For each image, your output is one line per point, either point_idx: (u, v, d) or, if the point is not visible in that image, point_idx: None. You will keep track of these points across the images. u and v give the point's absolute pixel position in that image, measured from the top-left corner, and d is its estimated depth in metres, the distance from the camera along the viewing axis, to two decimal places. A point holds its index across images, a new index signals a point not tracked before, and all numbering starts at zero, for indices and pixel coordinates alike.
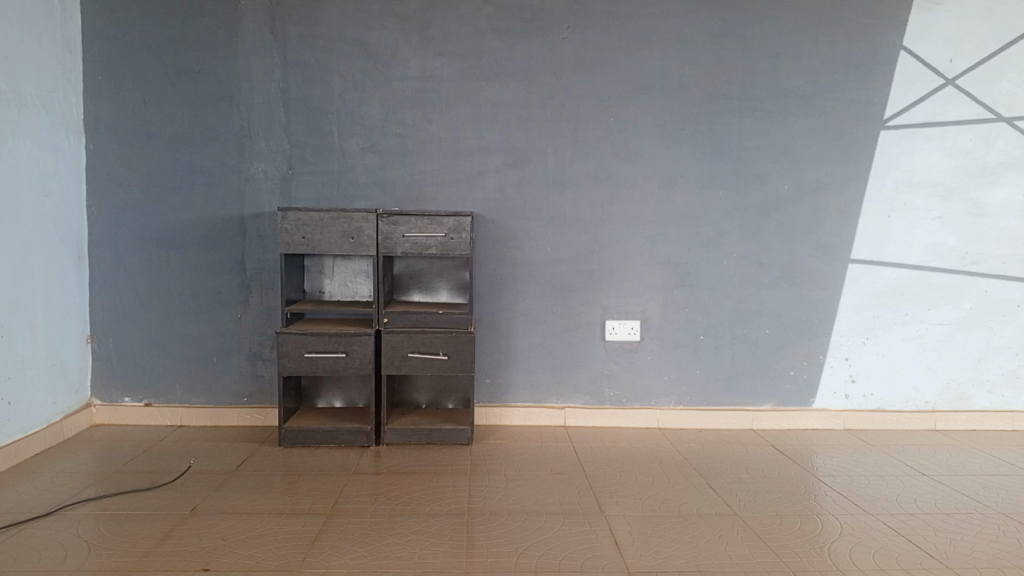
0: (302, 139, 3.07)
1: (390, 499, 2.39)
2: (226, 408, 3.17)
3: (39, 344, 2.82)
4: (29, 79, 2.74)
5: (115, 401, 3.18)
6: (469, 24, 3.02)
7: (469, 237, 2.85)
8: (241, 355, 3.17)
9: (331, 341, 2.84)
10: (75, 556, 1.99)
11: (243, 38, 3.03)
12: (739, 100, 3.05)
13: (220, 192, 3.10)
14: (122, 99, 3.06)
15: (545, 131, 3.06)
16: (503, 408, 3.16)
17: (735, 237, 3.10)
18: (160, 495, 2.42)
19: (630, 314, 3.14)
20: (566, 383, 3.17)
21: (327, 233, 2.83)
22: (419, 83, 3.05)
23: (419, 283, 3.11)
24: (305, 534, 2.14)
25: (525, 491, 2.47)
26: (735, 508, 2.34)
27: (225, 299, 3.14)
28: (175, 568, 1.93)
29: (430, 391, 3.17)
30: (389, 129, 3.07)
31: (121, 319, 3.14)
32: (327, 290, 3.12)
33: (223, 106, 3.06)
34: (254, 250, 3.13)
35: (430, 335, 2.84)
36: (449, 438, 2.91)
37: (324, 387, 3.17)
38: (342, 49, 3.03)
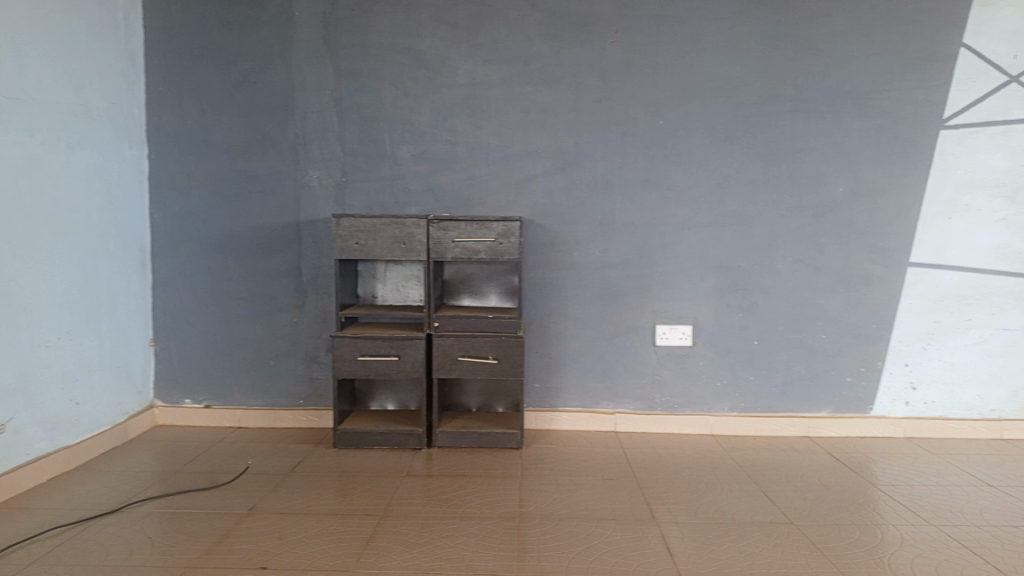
0: (355, 146, 3.13)
1: (442, 502, 2.41)
2: (282, 410, 3.25)
3: (105, 347, 2.94)
4: (96, 93, 2.86)
5: (177, 403, 3.28)
6: (517, 31, 3.03)
7: (518, 241, 2.85)
8: (296, 358, 3.24)
9: (383, 345, 2.89)
10: (139, 551, 2.07)
11: (297, 49, 3.11)
12: (792, 101, 3.00)
13: (276, 199, 3.18)
14: (183, 110, 3.17)
15: (594, 135, 3.06)
16: (553, 413, 3.17)
17: (789, 240, 3.05)
18: (218, 495, 2.49)
19: (681, 319, 3.11)
20: (616, 388, 3.15)
21: (379, 238, 2.88)
22: (469, 90, 3.08)
23: (470, 288, 3.13)
24: (359, 535, 2.17)
25: (576, 496, 2.47)
26: (791, 516, 2.30)
27: (281, 304, 3.22)
28: (234, 566, 1.98)
29: (480, 395, 3.19)
30: (440, 136, 3.11)
31: (182, 323, 3.25)
32: (380, 295, 3.17)
33: (278, 115, 3.14)
34: (308, 255, 3.20)
35: (479, 339, 2.86)
36: (499, 441, 2.93)
37: (376, 389, 3.22)
38: (393, 58, 3.08)
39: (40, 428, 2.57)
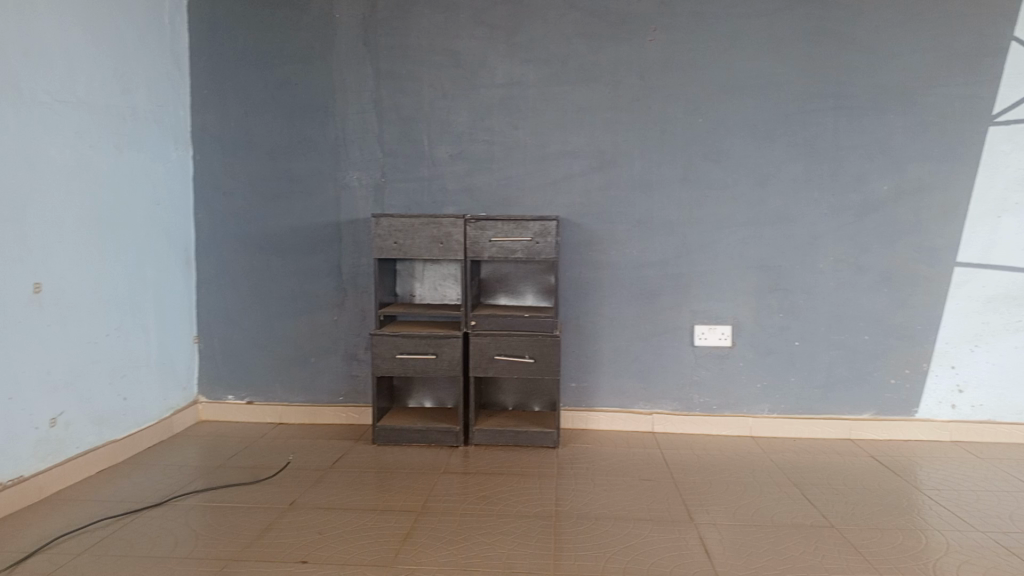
0: (394, 147, 3.17)
1: (479, 500, 2.43)
2: (321, 407, 3.30)
3: (151, 344, 3.01)
4: (143, 96, 2.93)
5: (220, 399, 3.35)
6: (555, 30, 3.04)
7: (555, 241, 2.85)
8: (335, 356, 3.28)
9: (421, 343, 2.91)
10: (184, 543, 2.12)
11: (337, 52, 3.15)
12: (834, 98, 2.95)
13: (316, 199, 3.23)
14: (227, 112, 3.23)
15: (632, 134, 3.04)
16: (590, 412, 3.16)
17: (831, 239, 3.00)
18: (260, 489, 2.54)
19: (720, 319, 3.08)
20: (654, 389, 3.14)
21: (417, 238, 2.91)
22: (506, 90, 3.09)
23: (507, 287, 3.14)
24: (396, 531, 2.20)
25: (612, 496, 2.46)
26: (832, 520, 2.26)
27: (321, 303, 3.27)
28: (275, 559, 2.02)
29: (517, 393, 3.20)
30: (477, 136, 3.12)
31: (225, 321, 3.32)
32: (418, 294, 3.20)
33: (318, 116, 3.19)
34: (348, 255, 3.24)
35: (516, 338, 2.87)
36: (535, 440, 2.93)
37: (414, 387, 3.25)
38: (432, 59, 3.11)
39: (88, 421, 2.65)
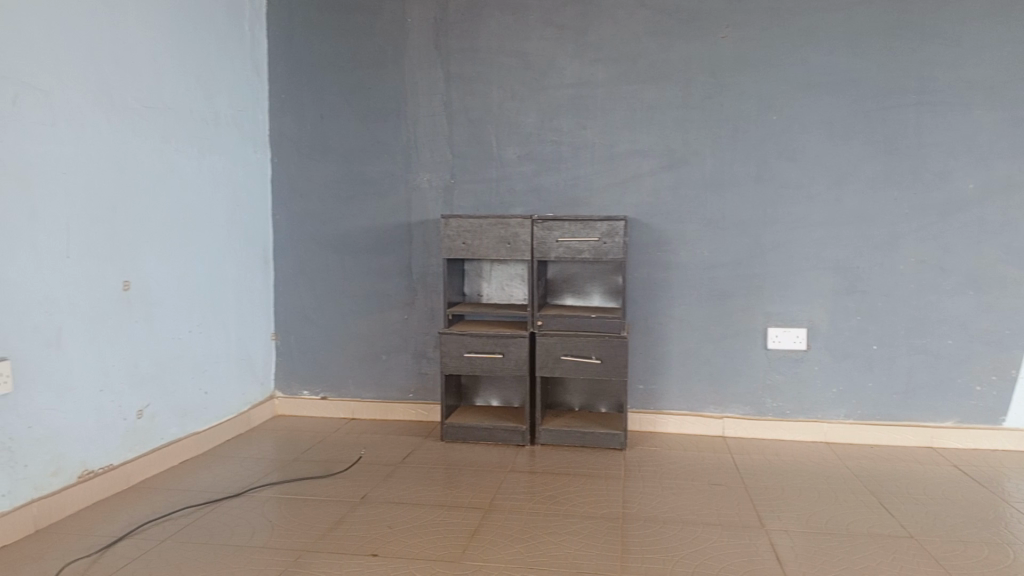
0: (463, 148, 3.20)
1: (546, 499, 2.43)
2: (391, 404, 3.36)
3: (231, 340, 3.14)
4: (224, 102, 3.05)
5: (296, 394, 3.46)
6: (625, 29, 3.02)
7: (623, 241, 2.83)
8: (405, 354, 3.34)
9: (488, 342, 2.94)
10: (261, 533, 2.20)
11: (409, 55, 3.21)
12: (916, 93, 2.83)
13: (388, 200, 3.29)
14: (303, 116, 3.34)
15: (703, 133, 3.00)
16: (659, 415, 3.13)
17: (912, 240, 2.88)
18: (332, 483, 2.61)
19: (794, 321, 3.00)
20: (724, 392, 3.08)
21: (485, 238, 2.94)
22: (575, 90, 3.08)
23: (574, 287, 3.13)
24: (464, 527, 2.22)
25: (681, 500, 2.43)
26: (911, 530, 2.18)
27: (392, 302, 3.33)
28: (347, 551, 2.08)
29: (583, 394, 3.19)
30: (546, 136, 3.13)
31: (300, 319, 3.42)
32: (485, 293, 3.22)
33: (390, 119, 3.26)
34: (418, 255, 3.29)
35: (583, 339, 2.86)
36: (601, 441, 2.92)
37: (482, 386, 3.28)
38: (501, 61, 3.13)
39: (172, 413, 2.77)
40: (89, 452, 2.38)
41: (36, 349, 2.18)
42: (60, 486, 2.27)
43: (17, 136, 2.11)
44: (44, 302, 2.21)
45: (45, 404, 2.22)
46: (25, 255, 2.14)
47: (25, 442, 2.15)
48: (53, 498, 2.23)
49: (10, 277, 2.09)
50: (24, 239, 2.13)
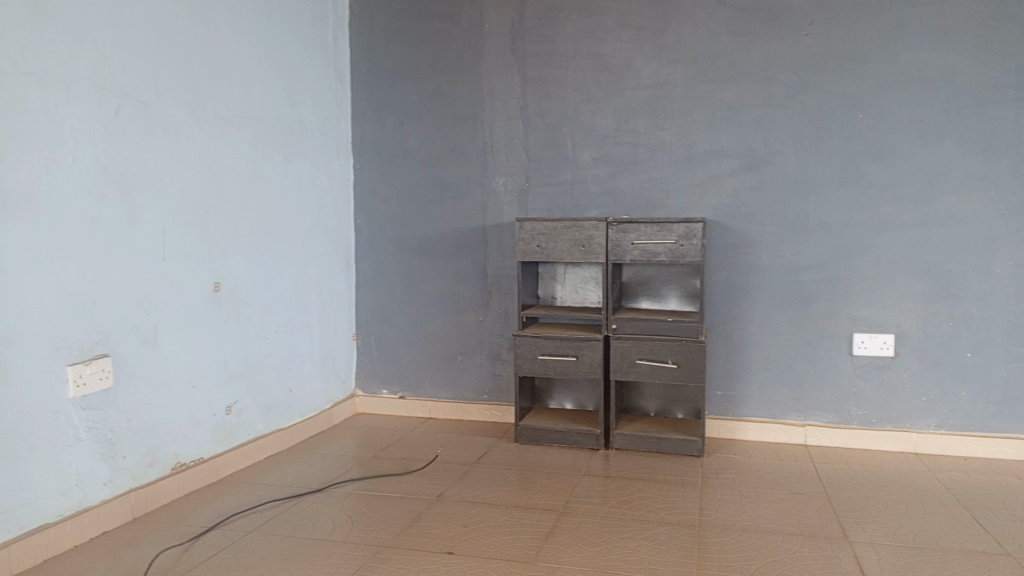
0: (539, 152, 3.22)
1: (621, 503, 2.42)
2: (467, 404, 3.40)
3: (315, 340, 3.25)
4: (309, 110, 3.17)
5: (376, 393, 3.55)
6: (703, 28, 2.98)
7: (700, 243, 2.79)
8: (481, 356, 3.38)
9: (563, 345, 2.95)
10: (341, 528, 2.27)
11: (486, 60, 3.26)
12: (1016, 87, 2.68)
13: (464, 204, 3.34)
14: (384, 123, 3.43)
15: (784, 132, 2.92)
16: (738, 422, 3.06)
17: (1011, 242, 2.73)
18: (409, 480, 2.67)
19: (882, 327, 2.89)
20: (807, 399, 2.99)
21: (559, 241, 2.95)
22: (652, 91, 3.06)
23: (650, 290, 3.10)
24: (539, 529, 2.23)
25: (761, 509, 2.37)
26: (1009, 548, 2.06)
27: (468, 304, 3.38)
28: (423, 548, 2.12)
29: (660, 399, 3.15)
30: (622, 138, 3.11)
31: (380, 320, 3.51)
32: (560, 296, 3.23)
33: (468, 124, 3.31)
34: (493, 257, 3.33)
35: (658, 343, 2.83)
36: (678, 447, 2.88)
37: (556, 389, 3.28)
38: (577, 64, 3.14)
39: (259, 410, 2.89)
40: (181, 445, 2.51)
41: (134, 346, 2.32)
42: (155, 477, 2.40)
43: (118, 145, 2.25)
44: (142, 302, 2.34)
45: (142, 398, 2.35)
46: (125, 257, 2.28)
47: (123, 434, 2.28)
48: (148, 488, 2.36)
49: (110, 279, 2.23)
50: (124, 242, 2.27)
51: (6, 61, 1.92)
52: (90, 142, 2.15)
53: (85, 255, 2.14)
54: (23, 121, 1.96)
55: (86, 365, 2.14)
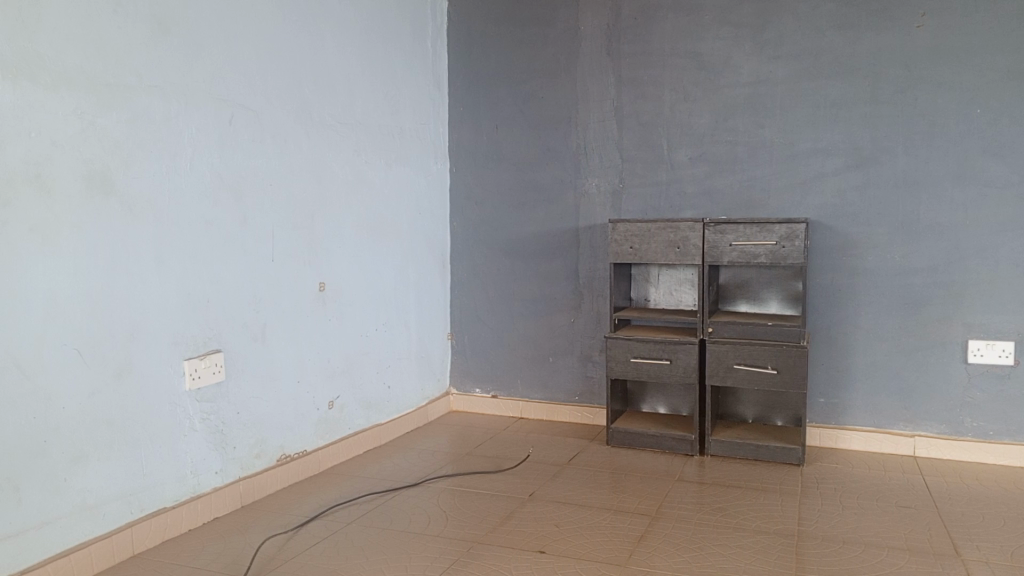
0: (634, 153, 3.20)
1: (716, 511, 2.37)
2: (559, 405, 3.41)
3: (412, 339, 3.34)
4: (409, 115, 3.26)
5: (469, 391, 3.61)
6: (806, 24, 2.88)
7: (803, 245, 2.69)
8: (572, 357, 3.38)
9: (656, 348, 2.92)
10: (435, 522, 2.32)
11: (581, 62, 3.27)
12: None
13: (558, 205, 3.36)
14: (480, 127, 3.49)
15: (893, 129, 2.80)
16: (841, 431, 2.95)
17: None
18: (503, 478, 2.70)
19: (1001, 334, 2.72)
20: (916, 408, 2.85)
21: (653, 242, 2.92)
22: (751, 89, 2.98)
23: (748, 293, 3.03)
24: (631, 533, 2.22)
25: (865, 521, 2.28)
26: None
27: (561, 305, 3.38)
28: (516, 546, 2.14)
29: (758, 405, 3.06)
30: (720, 138, 3.05)
31: (474, 320, 3.57)
32: (653, 298, 3.20)
33: (562, 126, 3.32)
34: (586, 258, 3.32)
35: (757, 347, 2.76)
36: (777, 456, 2.79)
37: (649, 392, 3.25)
38: (674, 63, 3.10)
39: (359, 405, 3.00)
40: (287, 438, 2.63)
41: (244, 342, 2.44)
42: (262, 468, 2.52)
43: (232, 152, 2.37)
44: (252, 301, 2.47)
45: (251, 392, 2.47)
46: (237, 258, 2.41)
47: (234, 425, 2.41)
48: (255, 479, 2.48)
49: (224, 278, 2.36)
50: (236, 244, 2.40)
51: (132, 75, 2.06)
52: (206, 149, 2.29)
53: (200, 256, 2.28)
54: (148, 131, 2.11)
55: (201, 359, 2.28)
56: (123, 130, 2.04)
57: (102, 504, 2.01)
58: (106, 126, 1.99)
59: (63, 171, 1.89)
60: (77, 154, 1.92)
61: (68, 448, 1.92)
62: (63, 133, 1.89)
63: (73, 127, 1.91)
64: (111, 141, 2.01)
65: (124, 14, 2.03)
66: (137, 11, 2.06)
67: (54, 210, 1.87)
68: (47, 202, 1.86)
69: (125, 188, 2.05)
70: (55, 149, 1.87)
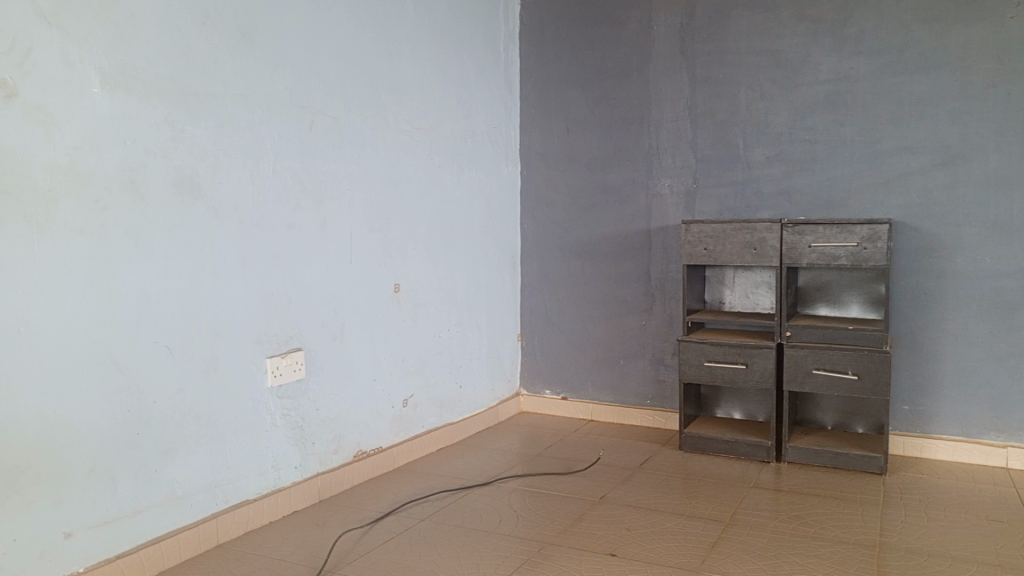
0: (708, 153, 3.15)
1: (793, 519, 2.31)
2: (629, 408, 3.38)
3: (483, 339, 3.37)
4: (481, 119, 3.30)
5: (539, 393, 3.62)
6: (891, 17, 2.78)
7: (886, 246, 2.60)
8: (644, 361, 3.34)
9: (732, 352, 2.87)
10: (507, 521, 2.34)
11: (654, 62, 3.24)
12: None
13: (629, 207, 3.33)
14: (552, 129, 3.50)
15: (985, 125, 2.67)
16: (927, 440, 2.83)
17: None
18: (573, 480, 2.70)
19: None
20: (1009, 418, 2.72)
21: (729, 243, 2.87)
22: (831, 86, 2.90)
23: (827, 296, 2.94)
24: (704, 539, 2.19)
25: (952, 534, 2.18)
26: None
27: (632, 307, 3.35)
28: (588, 548, 2.14)
29: (837, 412, 2.97)
30: (798, 136, 2.97)
31: (545, 321, 3.58)
32: (728, 300, 3.14)
33: (634, 127, 3.30)
34: (658, 260, 3.29)
35: (837, 352, 2.68)
36: (857, 464, 2.70)
37: (723, 397, 3.19)
38: (750, 61, 3.04)
39: (432, 404, 3.04)
40: (363, 435, 2.69)
41: (324, 342, 2.51)
42: (339, 463, 2.59)
43: (312, 157, 2.45)
44: (331, 301, 2.54)
45: (329, 390, 2.54)
46: (317, 260, 2.48)
47: (313, 422, 2.48)
48: (333, 474, 2.55)
49: (305, 279, 2.44)
50: (316, 245, 2.47)
51: (219, 84, 2.14)
52: (288, 154, 2.36)
53: (283, 257, 2.36)
54: (234, 137, 2.19)
55: (282, 357, 2.35)
56: (211, 137, 2.13)
57: (190, 495, 2.10)
58: (195, 134, 2.08)
59: (155, 177, 1.98)
60: (169, 161, 2.01)
61: (159, 441, 2.01)
62: (156, 141, 1.98)
63: (165, 135, 2.01)
64: (199, 148, 2.09)
65: (211, 26, 2.11)
66: (224, 22, 2.14)
67: (147, 214, 1.96)
68: (141, 206, 1.95)
69: (213, 193, 2.13)
70: (149, 156, 1.97)
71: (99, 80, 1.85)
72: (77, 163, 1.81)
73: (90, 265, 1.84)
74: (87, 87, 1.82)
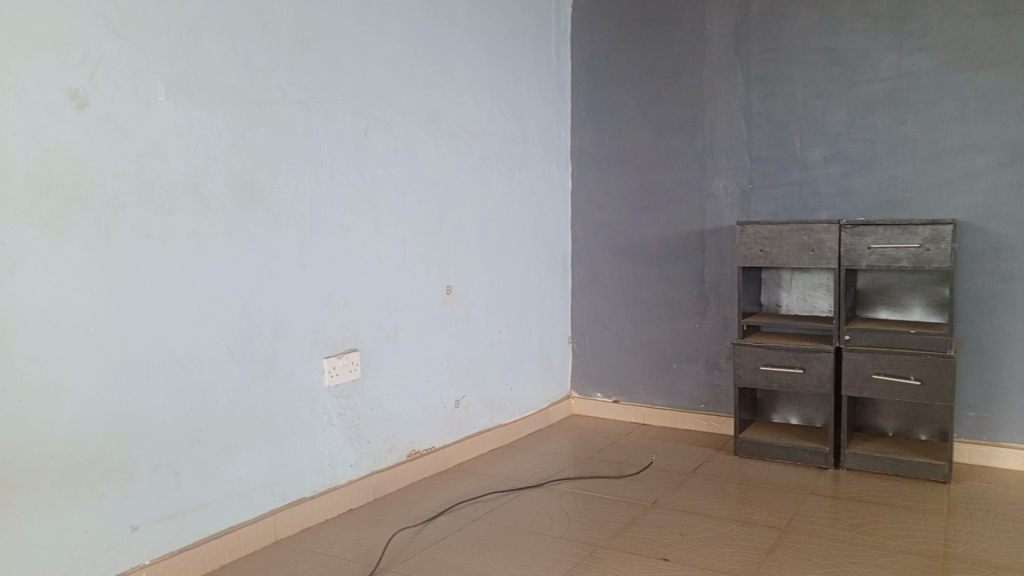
0: (763, 154, 3.10)
1: (852, 527, 2.26)
2: (682, 412, 3.35)
3: (534, 341, 3.37)
4: (532, 121, 3.31)
5: (591, 395, 3.61)
6: (955, 11, 2.70)
7: (950, 247, 2.52)
8: (697, 364, 3.31)
9: (788, 356, 2.82)
10: (559, 523, 2.34)
11: (707, 62, 3.20)
12: None
13: (682, 208, 3.30)
14: (603, 130, 3.49)
15: None
16: (994, 448, 2.73)
17: None
18: (625, 483, 2.69)
19: None
20: None
21: (785, 245, 2.82)
22: (892, 83, 2.83)
23: (888, 299, 2.87)
24: (759, 545, 2.15)
25: (1020, 547, 2.10)
26: None
27: (685, 310, 3.32)
28: (640, 552, 2.12)
29: (899, 418, 2.89)
30: (858, 135, 2.91)
31: (597, 324, 3.57)
32: (784, 303, 3.09)
33: (687, 127, 3.27)
34: (712, 262, 3.25)
35: (898, 356, 2.61)
36: (920, 472, 2.63)
37: (779, 401, 3.14)
38: (806, 59, 2.98)
39: (483, 406, 3.06)
40: (417, 435, 2.73)
41: (378, 342, 2.56)
42: (393, 463, 2.63)
43: (367, 161, 2.49)
44: (385, 303, 2.58)
45: (384, 390, 2.58)
46: (372, 262, 2.52)
47: (368, 421, 2.52)
48: (386, 473, 2.58)
49: (360, 281, 2.48)
50: (371, 248, 2.52)
51: (277, 92, 2.20)
52: (344, 159, 2.41)
53: (338, 260, 2.40)
54: (292, 143, 2.25)
55: (338, 357, 2.40)
56: (270, 143, 2.18)
57: (249, 492, 2.15)
58: (254, 141, 2.14)
59: (217, 182, 2.04)
60: (229, 166, 2.07)
61: (219, 438, 2.07)
62: (217, 147, 2.04)
63: (225, 142, 2.06)
64: (259, 153, 2.15)
65: (270, 35, 2.17)
66: (282, 32, 2.20)
67: (209, 218, 2.03)
68: (203, 211, 2.01)
69: (271, 198, 2.19)
70: (211, 162, 2.03)
71: (163, 89, 1.91)
72: (143, 169, 1.87)
73: (155, 268, 1.90)
74: (153, 95, 1.89)
